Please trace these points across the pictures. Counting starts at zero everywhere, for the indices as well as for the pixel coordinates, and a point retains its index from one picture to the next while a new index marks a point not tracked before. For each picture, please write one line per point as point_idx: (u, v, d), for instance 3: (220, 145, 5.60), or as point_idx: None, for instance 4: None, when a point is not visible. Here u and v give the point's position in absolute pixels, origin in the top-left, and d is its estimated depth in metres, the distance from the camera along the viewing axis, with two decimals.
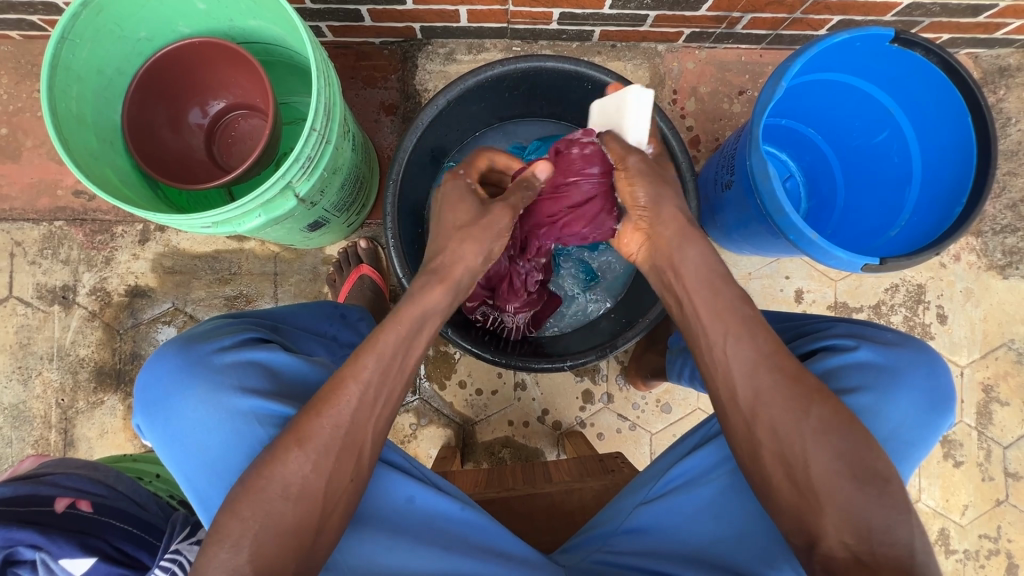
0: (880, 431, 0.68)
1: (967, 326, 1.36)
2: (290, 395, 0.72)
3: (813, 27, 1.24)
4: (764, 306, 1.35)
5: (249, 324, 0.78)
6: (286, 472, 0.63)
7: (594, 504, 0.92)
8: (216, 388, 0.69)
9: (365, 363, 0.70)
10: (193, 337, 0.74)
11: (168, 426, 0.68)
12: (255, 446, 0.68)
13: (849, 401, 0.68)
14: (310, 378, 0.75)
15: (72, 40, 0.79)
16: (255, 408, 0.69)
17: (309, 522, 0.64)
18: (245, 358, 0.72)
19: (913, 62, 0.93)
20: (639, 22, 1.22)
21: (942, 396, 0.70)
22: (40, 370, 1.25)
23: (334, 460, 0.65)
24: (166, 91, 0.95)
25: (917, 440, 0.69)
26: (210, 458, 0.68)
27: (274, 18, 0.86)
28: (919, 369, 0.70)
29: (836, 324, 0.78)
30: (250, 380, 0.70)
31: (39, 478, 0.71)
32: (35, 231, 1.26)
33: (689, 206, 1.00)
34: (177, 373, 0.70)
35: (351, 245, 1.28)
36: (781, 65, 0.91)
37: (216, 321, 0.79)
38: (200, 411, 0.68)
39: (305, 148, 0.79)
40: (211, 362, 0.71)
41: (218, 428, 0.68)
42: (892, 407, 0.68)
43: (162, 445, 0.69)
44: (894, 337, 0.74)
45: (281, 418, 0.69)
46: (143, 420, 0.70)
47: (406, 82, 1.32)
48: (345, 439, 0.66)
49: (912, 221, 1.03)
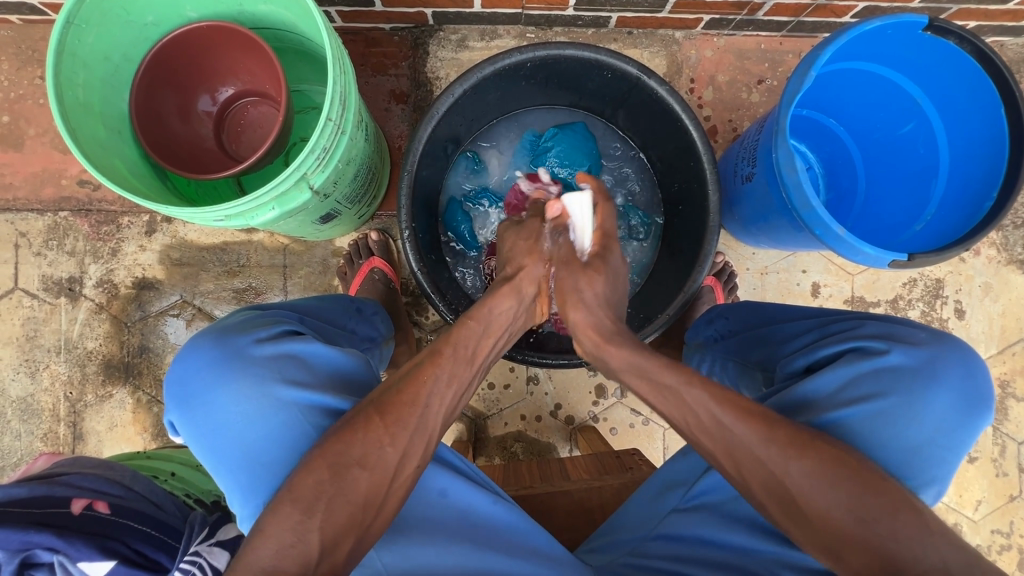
0: (913, 436, 0.65)
1: (985, 322, 1.34)
2: (333, 386, 0.70)
3: (837, 14, 1.20)
4: (780, 300, 1.33)
5: (280, 317, 0.76)
6: (366, 444, 0.64)
7: (613, 502, 0.90)
8: (246, 388, 0.66)
9: (428, 368, 0.71)
10: (228, 329, 0.71)
11: (207, 418, 0.65)
12: (282, 449, 0.65)
13: (875, 403, 0.67)
14: (348, 369, 0.74)
15: (78, 24, 0.76)
16: (299, 398, 0.67)
17: (378, 496, 0.64)
18: (284, 350, 0.69)
19: (944, 50, 0.90)
20: (658, 7, 1.19)
21: (981, 397, 0.66)
22: (48, 363, 1.24)
23: (391, 459, 0.65)
24: (175, 77, 0.91)
25: (955, 444, 0.66)
26: (253, 451, 0.65)
27: (287, 4, 0.84)
28: (955, 370, 0.67)
29: (866, 323, 0.76)
30: (293, 371, 0.68)
31: (54, 478, 0.70)
32: (40, 222, 1.24)
33: (710, 199, 0.98)
34: (212, 365, 0.67)
35: (362, 237, 1.26)
36: (810, 54, 0.88)
37: (244, 314, 0.76)
38: (240, 403, 0.65)
39: (320, 138, 0.77)
40: (249, 354, 0.68)
41: (261, 420, 0.65)
42: (924, 410, 0.65)
43: (195, 441, 0.66)
44: (927, 336, 0.71)
45: (325, 407, 0.68)
46: (174, 414, 0.67)
47: (417, 69, 1.29)
48: (403, 439, 0.66)
49: (938, 214, 1.01)
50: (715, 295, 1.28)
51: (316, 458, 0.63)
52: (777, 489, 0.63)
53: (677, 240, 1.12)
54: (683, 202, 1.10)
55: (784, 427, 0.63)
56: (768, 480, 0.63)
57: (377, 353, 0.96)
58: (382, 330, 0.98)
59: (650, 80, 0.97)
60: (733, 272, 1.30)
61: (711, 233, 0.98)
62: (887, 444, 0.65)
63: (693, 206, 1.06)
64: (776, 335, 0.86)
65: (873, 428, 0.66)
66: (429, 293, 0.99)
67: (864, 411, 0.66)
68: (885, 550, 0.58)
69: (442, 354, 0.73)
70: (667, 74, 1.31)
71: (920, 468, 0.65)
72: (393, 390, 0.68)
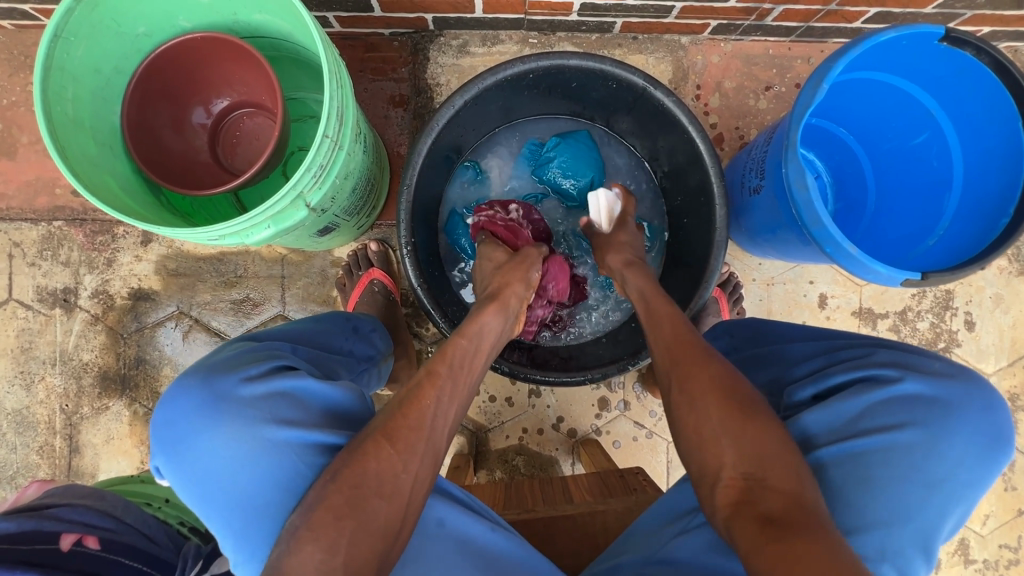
0: (930, 473, 0.63)
1: (995, 334, 1.32)
2: (324, 421, 0.68)
3: (847, 20, 1.17)
4: (786, 311, 1.31)
5: (272, 351, 0.73)
6: (380, 472, 0.63)
7: (616, 526, 0.88)
8: (241, 423, 0.63)
9: (428, 390, 0.71)
10: (215, 368, 0.69)
11: (196, 465, 0.63)
12: (281, 486, 0.64)
13: (892, 436, 0.64)
14: (344, 399, 0.72)
15: (66, 37, 0.74)
16: (292, 438, 0.64)
17: (394, 524, 0.63)
18: (273, 388, 0.66)
19: (961, 61, 0.87)
20: (664, 13, 1.16)
21: (999, 431, 0.64)
22: (43, 375, 1.22)
23: (405, 484, 0.64)
24: (168, 90, 0.89)
25: (973, 482, 0.63)
26: (248, 493, 0.63)
27: (282, 13, 0.81)
28: (972, 403, 0.65)
29: (877, 350, 0.74)
30: (283, 409, 0.66)
31: (41, 511, 0.68)
32: (34, 231, 1.22)
33: (717, 214, 0.96)
34: (200, 408, 0.64)
35: (362, 247, 1.23)
36: (822, 65, 0.85)
37: (234, 348, 0.74)
38: (230, 446, 0.63)
39: (317, 156, 0.74)
40: (238, 394, 0.65)
41: (254, 460, 0.63)
42: (943, 445, 0.63)
43: (186, 486, 0.64)
44: (943, 367, 0.69)
45: (321, 444, 0.66)
46: (162, 461, 0.64)
47: (417, 75, 1.26)
48: (414, 463, 0.66)
49: (952, 229, 0.98)
50: (720, 306, 1.25)
51: (330, 492, 0.61)
52: (680, 398, 0.72)
53: (681, 252, 1.10)
54: (688, 214, 1.07)
55: (701, 350, 0.76)
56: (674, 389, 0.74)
57: (374, 371, 0.96)
58: (380, 348, 0.98)
59: (656, 91, 0.94)
60: (739, 283, 1.28)
61: (719, 248, 0.96)
62: (908, 479, 0.63)
63: (699, 217, 1.03)
64: (779, 356, 0.84)
65: (889, 463, 0.63)
66: (430, 310, 0.97)
67: (878, 444, 0.64)
68: (746, 443, 0.64)
69: (439, 374, 0.74)
70: (672, 80, 1.28)
71: (940, 505, 0.62)
72: (397, 412, 0.68)
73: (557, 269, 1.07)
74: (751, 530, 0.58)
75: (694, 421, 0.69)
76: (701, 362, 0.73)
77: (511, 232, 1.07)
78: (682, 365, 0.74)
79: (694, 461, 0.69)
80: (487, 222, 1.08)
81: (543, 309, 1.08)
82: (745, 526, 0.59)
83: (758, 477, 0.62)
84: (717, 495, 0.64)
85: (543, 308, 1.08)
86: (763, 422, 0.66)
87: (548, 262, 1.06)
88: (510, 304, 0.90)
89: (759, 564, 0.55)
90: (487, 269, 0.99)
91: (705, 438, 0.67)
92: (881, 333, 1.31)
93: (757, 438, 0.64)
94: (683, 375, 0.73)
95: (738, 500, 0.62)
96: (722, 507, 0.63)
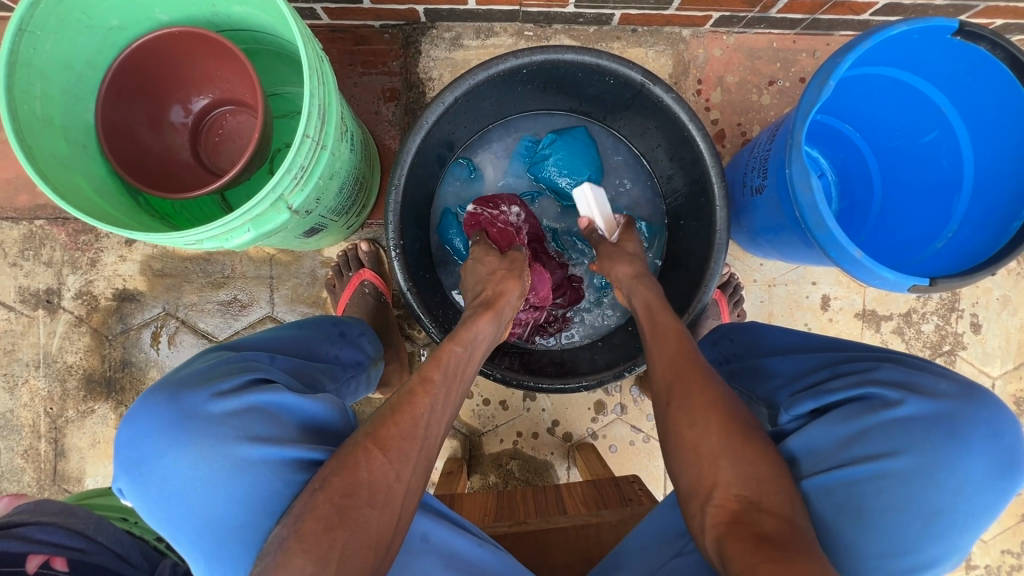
0: (930, 501, 0.60)
1: (1002, 336, 1.28)
2: (303, 437, 0.65)
3: (855, 12, 1.13)
4: (788, 314, 1.28)
5: (247, 364, 0.70)
6: (372, 480, 0.61)
7: (610, 538, 0.86)
8: (214, 442, 0.61)
9: (421, 396, 0.69)
10: (185, 383, 0.66)
11: (162, 486, 0.60)
12: (257, 507, 0.61)
13: (886, 463, 0.62)
14: (323, 413, 0.69)
15: (32, 31, 0.70)
16: (270, 455, 0.62)
17: (385, 538, 0.61)
18: (247, 403, 0.64)
19: (974, 56, 0.83)
20: (664, 5, 1.11)
21: (1006, 460, 0.61)
22: (27, 378, 1.19)
23: (398, 493, 0.62)
24: (144, 86, 0.85)
25: (977, 510, 0.60)
26: (223, 515, 0.60)
27: (262, 5, 0.78)
28: (978, 428, 0.61)
29: (881, 367, 0.70)
30: (257, 426, 0.63)
31: (7, 531, 0.64)
32: (15, 231, 1.18)
33: (718, 215, 0.92)
34: (166, 427, 0.62)
35: (351, 247, 1.20)
36: (829, 60, 0.81)
37: (207, 361, 0.71)
38: (199, 466, 0.60)
39: (297, 157, 0.71)
40: (209, 411, 0.62)
41: (226, 482, 0.60)
42: (945, 474, 0.60)
43: (155, 508, 0.61)
44: (950, 388, 0.65)
45: (299, 460, 0.63)
46: (126, 483, 0.62)
47: (409, 69, 1.22)
48: (407, 471, 0.64)
49: (959, 234, 0.94)
50: (719, 308, 1.23)
51: (320, 500, 0.59)
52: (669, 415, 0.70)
53: (680, 253, 1.07)
54: (689, 213, 1.03)
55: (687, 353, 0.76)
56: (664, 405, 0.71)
57: (363, 377, 0.92)
58: (369, 352, 0.95)
59: (655, 87, 0.90)
60: (740, 284, 1.25)
61: (719, 250, 0.92)
62: (904, 509, 0.60)
63: (699, 217, 0.99)
64: (777, 369, 0.81)
65: (884, 492, 0.61)
66: (419, 314, 0.94)
67: (872, 472, 0.62)
68: (746, 465, 0.63)
69: (433, 381, 0.72)
70: (672, 74, 1.24)
71: (940, 535, 0.60)
72: (389, 418, 0.66)
73: (538, 278, 1.04)
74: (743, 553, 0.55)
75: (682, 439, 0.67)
76: (697, 372, 0.73)
77: (493, 234, 1.04)
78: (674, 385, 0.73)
79: (681, 481, 0.67)
80: (485, 221, 1.05)
81: (529, 314, 1.07)
82: (738, 546, 0.57)
83: (754, 500, 0.61)
84: (707, 513, 0.63)
85: (528, 313, 1.07)
86: (742, 437, 0.64)
87: (534, 270, 1.04)
88: (504, 314, 0.89)
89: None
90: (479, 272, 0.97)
91: (697, 456, 0.65)
92: (885, 336, 1.28)
93: (740, 454, 0.63)
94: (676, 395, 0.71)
95: (731, 520, 0.60)
96: (712, 531, 0.61)
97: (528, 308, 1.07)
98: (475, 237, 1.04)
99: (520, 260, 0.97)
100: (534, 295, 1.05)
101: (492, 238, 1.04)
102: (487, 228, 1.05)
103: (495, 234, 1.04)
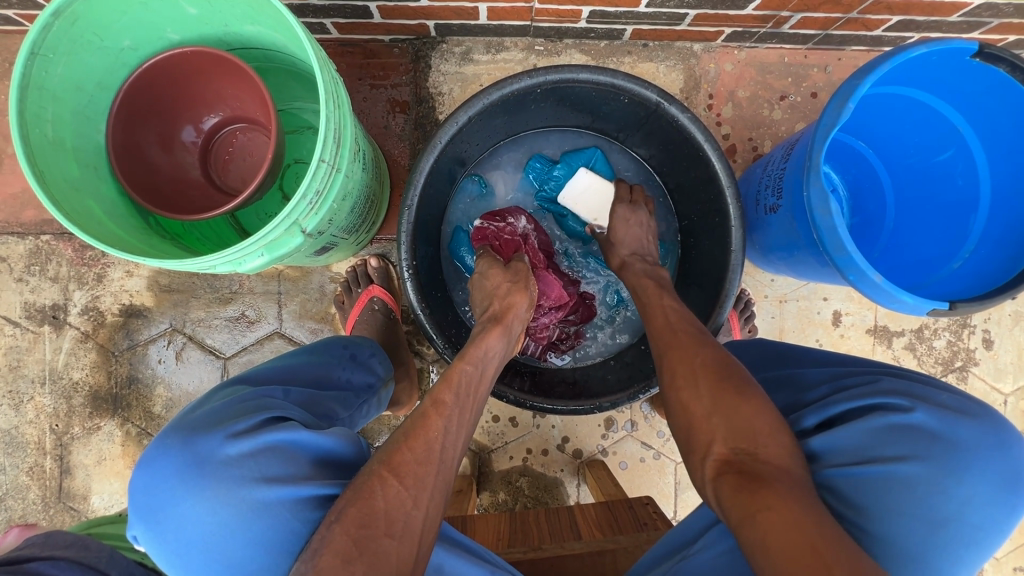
0: (937, 509, 0.58)
1: (1014, 352, 1.28)
2: (318, 473, 0.64)
3: (868, 28, 1.12)
4: (799, 330, 1.27)
5: (262, 402, 0.69)
6: (389, 509, 0.60)
7: (626, 564, 0.85)
8: (229, 486, 0.60)
9: (433, 419, 0.68)
10: (200, 425, 0.65)
11: (178, 534, 0.60)
12: (275, 547, 0.60)
13: (894, 469, 0.60)
14: (336, 447, 0.68)
15: (44, 54, 0.69)
16: (286, 495, 0.61)
17: (407, 565, 0.59)
18: (260, 444, 0.62)
19: (994, 78, 0.82)
20: (676, 20, 1.11)
21: (1014, 473, 0.60)
22: (32, 395, 1.18)
23: (416, 520, 0.61)
24: (155, 107, 0.84)
25: (986, 525, 0.59)
26: (241, 558, 0.60)
27: (275, 25, 0.77)
28: (985, 440, 0.61)
29: (884, 379, 0.70)
30: (272, 466, 0.62)
31: (19, 566, 0.63)
32: (21, 246, 1.17)
33: (733, 235, 0.91)
34: (182, 473, 0.61)
35: (361, 262, 1.19)
36: (847, 82, 0.80)
37: (221, 399, 0.70)
38: (216, 511, 0.60)
39: (313, 182, 0.70)
40: (222, 453, 0.61)
41: (243, 525, 0.60)
42: (953, 483, 0.59)
43: (173, 554, 0.61)
44: (953, 401, 0.65)
45: (315, 496, 0.62)
46: (144, 530, 0.61)
47: (418, 83, 1.21)
48: (424, 498, 0.63)
49: (978, 252, 0.93)
50: (731, 326, 1.23)
51: (337, 533, 0.58)
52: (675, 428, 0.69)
53: (694, 269, 1.06)
54: (704, 233, 1.02)
55: (683, 334, 0.77)
56: (677, 426, 0.69)
57: (375, 400, 0.91)
58: (380, 373, 0.93)
59: (670, 107, 0.89)
60: (751, 300, 1.24)
61: (734, 273, 0.91)
62: (912, 517, 0.58)
63: (714, 236, 0.98)
64: (780, 389, 0.81)
65: (893, 498, 0.59)
66: (432, 334, 0.93)
67: (883, 476, 0.60)
68: (737, 417, 0.62)
69: (446, 403, 0.71)
70: (683, 89, 1.23)
71: (947, 547, 0.58)
72: (403, 444, 0.65)
73: (545, 282, 1.05)
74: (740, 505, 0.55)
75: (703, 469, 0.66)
76: (695, 346, 0.74)
77: (498, 246, 1.04)
78: (675, 363, 0.72)
79: None
80: (491, 234, 1.05)
81: (541, 317, 1.08)
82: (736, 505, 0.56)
83: (750, 451, 0.60)
84: (707, 467, 0.62)
85: (539, 317, 1.07)
86: None
87: (539, 275, 1.04)
88: (513, 328, 0.88)
89: (751, 534, 0.52)
90: (482, 286, 0.96)
91: None
92: (897, 352, 1.27)
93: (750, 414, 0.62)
94: (684, 381, 0.70)
95: (730, 471, 0.59)
96: (712, 483, 0.60)
97: (541, 311, 1.07)
98: (480, 252, 1.04)
99: (522, 271, 0.96)
100: (545, 298, 1.05)
101: (497, 251, 1.03)
102: (491, 240, 1.05)
103: (500, 245, 1.04)
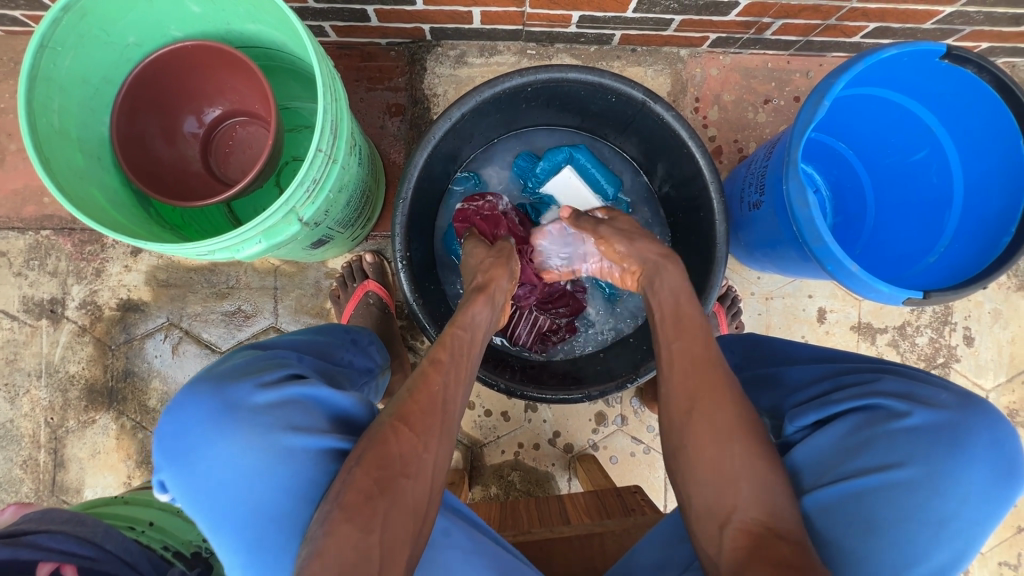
0: (934, 509, 0.60)
1: (994, 349, 1.31)
2: (336, 429, 0.67)
3: (846, 34, 1.17)
4: (786, 326, 1.30)
5: (283, 360, 0.71)
6: (403, 453, 0.63)
7: (614, 548, 0.87)
8: (259, 430, 0.62)
9: (433, 376, 0.72)
10: (228, 375, 0.67)
11: (207, 476, 0.61)
12: (298, 493, 0.62)
13: (890, 475, 0.62)
14: (353, 408, 0.71)
15: (53, 47, 0.72)
16: (311, 444, 0.63)
17: (423, 505, 0.63)
18: (287, 394, 0.65)
19: (962, 79, 0.87)
20: (662, 26, 1.15)
21: (1010, 467, 0.61)
22: (28, 388, 1.19)
23: (428, 462, 0.65)
24: (158, 99, 0.87)
25: (982, 518, 0.60)
26: (263, 504, 0.61)
27: (276, 23, 0.80)
28: (983, 439, 0.61)
29: (882, 378, 0.71)
30: (298, 416, 0.64)
31: (16, 539, 0.64)
32: (21, 240, 1.19)
33: (717, 229, 0.94)
34: (214, 416, 0.63)
35: (356, 258, 1.21)
36: (824, 81, 0.84)
37: (243, 356, 0.72)
38: (246, 453, 0.61)
39: (310, 171, 0.73)
40: (252, 401, 0.64)
41: (269, 470, 0.62)
42: (949, 483, 0.60)
43: (197, 497, 0.61)
44: (949, 399, 0.66)
45: (335, 449, 0.65)
46: (171, 472, 0.62)
47: (415, 85, 1.25)
48: (434, 442, 0.66)
49: (953, 247, 0.97)
50: (719, 322, 1.25)
51: (359, 475, 0.60)
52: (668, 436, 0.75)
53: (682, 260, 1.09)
54: (689, 228, 1.06)
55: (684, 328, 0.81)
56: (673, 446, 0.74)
57: (372, 385, 0.93)
58: (378, 361, 0.95)
59: (656, 105, 0.93)
60: (738, 297, 1.27)
61: (720, 263, 0.94)
62: (906, 519, 0.61)
63: (699, 229, 1.01)
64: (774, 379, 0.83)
65: (886, 503, 0.61)
66: (425, 324, 0.95)
67: (876, 484, 0.62)
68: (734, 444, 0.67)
69: (442, 361, 0.74)
70: (671, 93, 1.27)
71: (943, 544, 0.60)
72: (407, 397, 0.69)
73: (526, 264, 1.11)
74: (727, 531, 0.63)
75: (701, 453, 0.68)
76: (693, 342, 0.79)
77: (484, 228, 1.08)
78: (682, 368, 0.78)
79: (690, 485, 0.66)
80: (472, 215, 1.09)
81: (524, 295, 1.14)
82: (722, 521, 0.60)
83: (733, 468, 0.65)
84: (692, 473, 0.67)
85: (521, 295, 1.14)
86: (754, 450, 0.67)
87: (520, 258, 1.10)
88: (496, 297, 0.90)
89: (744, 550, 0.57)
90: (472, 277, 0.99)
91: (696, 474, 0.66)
92: (880, 348, 1.30)
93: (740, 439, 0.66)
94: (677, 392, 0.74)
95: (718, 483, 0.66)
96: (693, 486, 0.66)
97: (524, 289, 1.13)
98: (464, 234, 1.08)
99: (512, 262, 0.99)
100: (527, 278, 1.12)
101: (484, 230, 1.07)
102: (477, 220, 1.08)
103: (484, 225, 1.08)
